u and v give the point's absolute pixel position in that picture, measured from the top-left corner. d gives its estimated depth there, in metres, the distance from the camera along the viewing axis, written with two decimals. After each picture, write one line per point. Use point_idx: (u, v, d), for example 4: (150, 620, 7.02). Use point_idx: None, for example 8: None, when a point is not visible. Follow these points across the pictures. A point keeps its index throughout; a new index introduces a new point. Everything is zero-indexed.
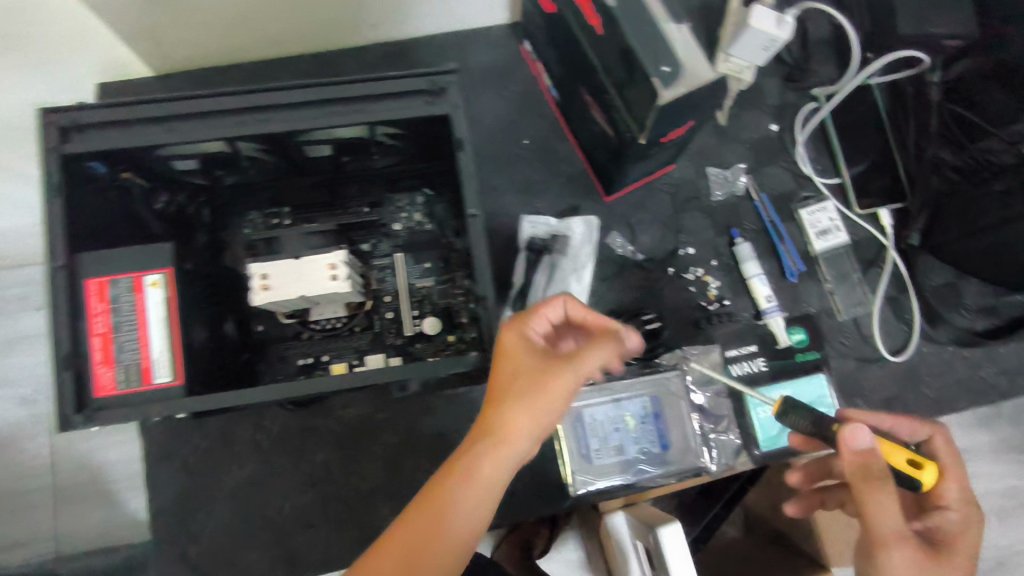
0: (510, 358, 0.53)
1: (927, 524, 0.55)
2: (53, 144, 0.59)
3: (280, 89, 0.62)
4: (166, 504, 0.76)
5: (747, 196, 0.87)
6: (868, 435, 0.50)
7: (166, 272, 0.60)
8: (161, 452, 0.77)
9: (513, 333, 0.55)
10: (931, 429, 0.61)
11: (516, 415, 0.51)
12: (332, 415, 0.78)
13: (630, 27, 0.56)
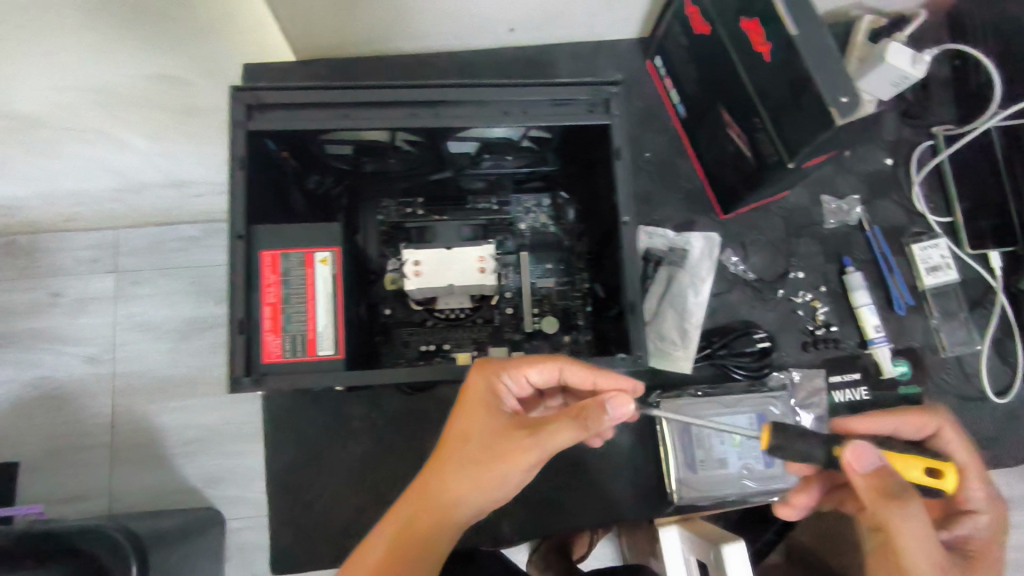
0: (472, 408, 0.65)
1: (959, 531, 0.69)
2: (239, 120, 0.62)
3: (453, 87, 0.65)
4: (281, 472, 0.79)
5: (860, 227, 0.88)
6: (872, 455, 0.60)
7: (334, 251, 0.63)
8: (280, 421, 0.79)
9: (482, 385, 0.66)
10: (936, 422, 0.73)
11: (464, 461, 0.63)
12: (447, 402, 0.81)
13: (811, 58, 0.58)
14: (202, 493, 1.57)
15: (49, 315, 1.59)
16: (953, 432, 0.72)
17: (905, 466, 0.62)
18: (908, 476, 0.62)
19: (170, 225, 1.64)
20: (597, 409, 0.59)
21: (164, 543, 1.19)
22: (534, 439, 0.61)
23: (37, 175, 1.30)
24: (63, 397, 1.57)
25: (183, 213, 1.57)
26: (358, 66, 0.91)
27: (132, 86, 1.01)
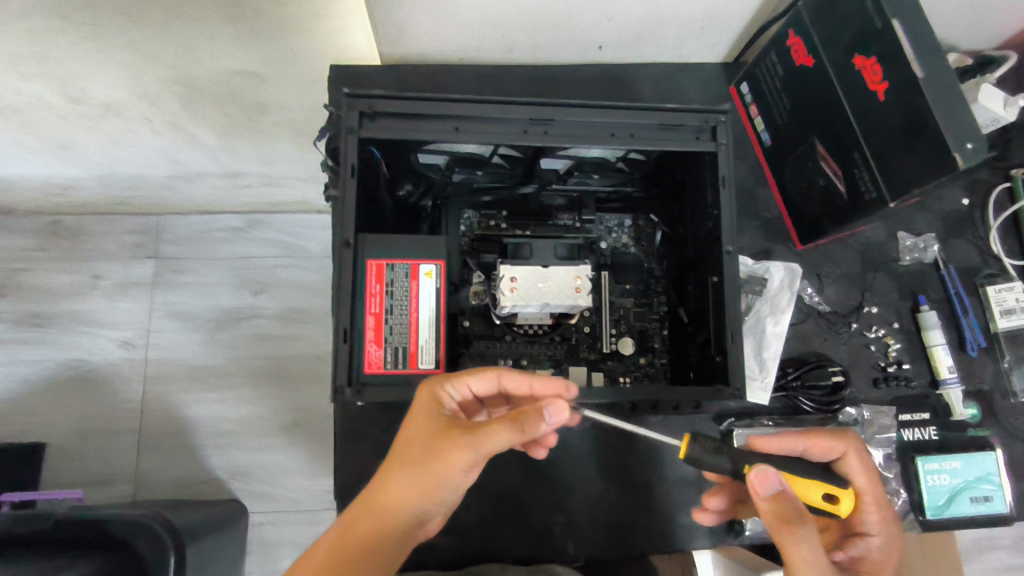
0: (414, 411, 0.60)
1: (853, 552, 0.71)
2: (354, 126, 0.62)
3: (564, 106, 0.65)
4: (349, 480, 0.78)
5: (934, 265, 0.88)
6: (776, 481, 0.61)
7: (439, 264, 0.63)
8: (351, 427, 0.79)
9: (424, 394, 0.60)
10: (845, 446, 0.71)
11: (407, 466, 0.58)
12: None
13: (936, 100, 0.58)
14: (224, 485, 1.53)
15: (89, 297, 1.59)
16: (859, 457, 0.71)
17: (807, 490, 0.65)
18: (809, 499, 0.65)
19: (215, 215, 1.64)
20: (534, 416, 0.54)
21: (196, 532, 1.18)
22: (468, 442, 0.56)
23: (95, 157, 1.31)
24: (96, 380, 1.56)
25: (230, 203, 1.57)
26: (445, 73, 0.91)
27: (206, 69, 1.02)
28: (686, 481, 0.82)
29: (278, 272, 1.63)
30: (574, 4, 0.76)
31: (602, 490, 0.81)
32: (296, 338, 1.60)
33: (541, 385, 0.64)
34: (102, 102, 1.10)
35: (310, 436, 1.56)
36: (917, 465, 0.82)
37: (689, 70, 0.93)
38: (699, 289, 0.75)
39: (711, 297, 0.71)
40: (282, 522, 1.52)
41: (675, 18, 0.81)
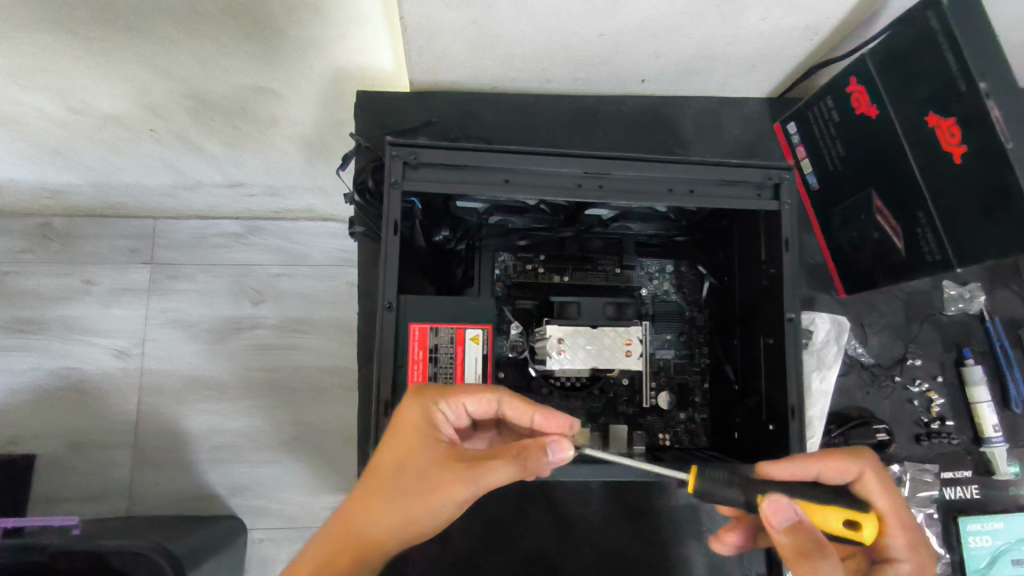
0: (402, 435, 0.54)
1: None
2: (396, 178, 0.58)
3: (623, 159, 0.61)
4: None
5: (980, 317, 0.86)
6: (791, 509, 0.52)
7: (484, 328, 0.59)
8: None
9: (412, 411, 0.54)
10: (860, 467, 0.61)
11: (395, 499, 0.54)
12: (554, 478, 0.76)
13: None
14: (223, 501, 1.44)
15: (80, 304, 1.50)
16: (880, 479, 0.60)
17: (824, 515, 0.56)
18: (828, 527, 0.55)
19: (212, 220, 1.55)
20: (537, 454, 0.52)
21: (199, 557, 1.14)
22: (468, 484, 0.53)
23: (93, 165, 1.24)
24: (86, 390, 1.47)
25: (229, 209, 1.49)
26: (479, 104, 0.86)
27: (218, 81, 0.95)
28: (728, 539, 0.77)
29: (280, 282, 1.54)
30: (621, 39, 0.73)
31: (640, 553, 0.76)
32: (298, 348, 1.51)
33: (540, 416, 0.59)
34: (104, 113, 1.04)
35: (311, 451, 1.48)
36: (959, 525, 0.80)
37: (732, 104, 0.89)
38: (747, 346, 0.71)
39: (763, 358, 0.68)
40: (282, 539, 1.44)
41: (723, 56, 0.78)
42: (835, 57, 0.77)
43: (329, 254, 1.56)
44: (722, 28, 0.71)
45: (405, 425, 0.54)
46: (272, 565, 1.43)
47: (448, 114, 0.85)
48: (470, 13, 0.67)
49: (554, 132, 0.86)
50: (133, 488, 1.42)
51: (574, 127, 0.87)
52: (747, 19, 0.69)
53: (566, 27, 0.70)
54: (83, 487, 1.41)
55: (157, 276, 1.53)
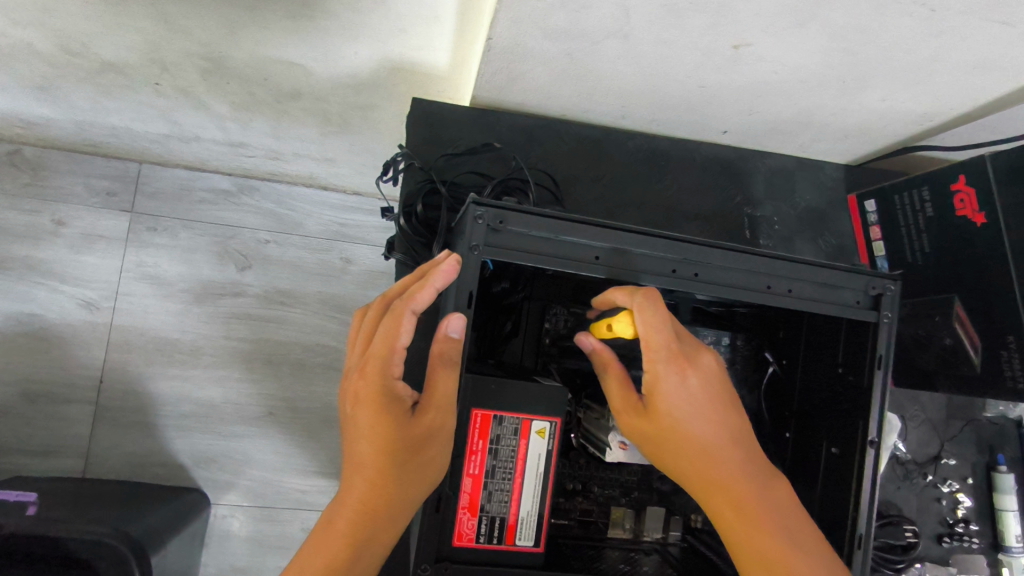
0: (362, 404, 0.51)
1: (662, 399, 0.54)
2: (476, 242, 0.51)
3: (724, 247, 0.55)
4: None
5: (1017, 422, 0.84)
6: (588, 337, 0.57)
7: (554, 420, 0.52)
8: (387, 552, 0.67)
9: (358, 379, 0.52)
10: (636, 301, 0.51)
11: (385, 457, 0.50)
12: None
13: None
14: (187, 472, 1.30)
15: (46, 245, 1.30)
16: (641, 315, 0.51)
17: (602, 326, 0.57)
18: (601, 334, 0.57)
19: (200, 172, 1.37)
20: (452, 346, 0.49)
21: (161, 542, 1.04)
22: (438, 412, 0.49)
23: (79, 104, 1.08)
24: (43, 338, 1.29)
25: (223, 164, 1.31)
26: (541, 131, 0.76)
27: (244, 39, 0.81)
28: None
29: (269, 249, 1.37)
30: (721, 93, 0.66)
31: None
32: (282, 322, 1.36)
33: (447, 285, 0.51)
34: (103, 59, 0.90)
35: (289, 428, 1.33)
36: None
37: (807, 166, 0.82)
38: (801, 446, 0.67)
39: (822, 468, 0.63)
40: (247, 517, 1.30)
41: (821, 122, 0.70)
42: (936, 145, 0.72)
43: (325, 225, 1.40)
44: (834, 101, 0.65)
45: (362, 395, 0.51)
46: (233, 545, 1.30)
47: (508, 137, 0.75)
48: (567, 47, 0.58)
49: (618, 173, 0.78)
50: (88, 457, 1.27)
51: (641, 170, 0.79)
52: (865, 97, 0.63)
53: (672, 69, 0.61)
54: (33, 448, 1.26)
55: (133, 220, 1.34)
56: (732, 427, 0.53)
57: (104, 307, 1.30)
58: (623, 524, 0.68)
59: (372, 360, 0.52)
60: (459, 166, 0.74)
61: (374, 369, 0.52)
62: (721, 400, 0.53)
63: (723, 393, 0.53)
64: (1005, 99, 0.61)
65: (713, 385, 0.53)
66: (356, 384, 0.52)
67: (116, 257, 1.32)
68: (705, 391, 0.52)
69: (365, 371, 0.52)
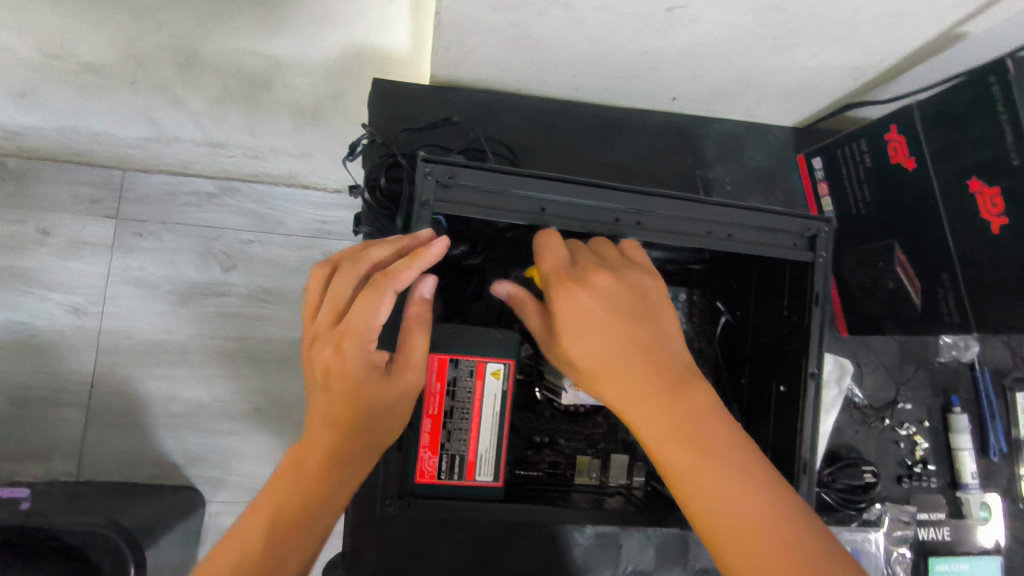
0: (336, 373, 0.52)
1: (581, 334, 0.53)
2: (426, 197, 0.54)
3: (664, 196, 0.59)
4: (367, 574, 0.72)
5: (970, 365, 0.88)
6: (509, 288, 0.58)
7: (508, 362, 0.55)
8: (371, 524, 0.72)
9: (330, 354, 0.52)
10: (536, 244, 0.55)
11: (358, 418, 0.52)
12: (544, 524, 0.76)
13: None
14: (179, 470, 1.32)
15: (32, 254, 1.31)
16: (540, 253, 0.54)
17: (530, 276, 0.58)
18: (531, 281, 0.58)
19: (181, 175, 1.38)
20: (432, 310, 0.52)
21: (154, 533, 1.06)
22: (413, 376, 0.51)
23: (57, 107, 1.10)
24: (32, 344, 1.31)
25: (205, 166, 1.32)
26: (499, 104, 0.80)
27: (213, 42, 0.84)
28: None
29: (251, 248, 1.39)
30: (665, 58, 0.69)
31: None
32: (265, 319, 1.38)
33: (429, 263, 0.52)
34: (81, 62, 0.93)
35: (277, 422, 1.36)
36: (929, 565, 0.83)
37: (757, 131, 0.86)
38: (755, 389, 0.70)
39: (773, 406, 0.67)
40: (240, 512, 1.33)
41: (763, 83, 0.74)
42: (872, 101, 0.75)
43: (306, 224, 1.41)
44: (770, 60, 0.68)
45: (337, 368, 0.52)
46: None
47: (468, 111, 0.79)
48: (512, 16, 0.61)
49: (576, 142, 0.82)
50: (82, 458, 1.29)
51: (597, 138, 0.82)
52: (799, 54, 0.67)
53: (614, 36, 0.64)
54: (27, 451, 1.29)
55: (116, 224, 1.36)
56: (646, 349, 0.50)
57: (91, 311, 1.32)
58: (591, 472, 0.71)
59: (347, 337, 0.51)
60: (420, 140, 0.77)
61: (351, 347, 0.51)
62: (628, 322, 0.51)
63: (629, 316, 0.51)
64: (928, 48, 0.64)
65: (616, 310, 0.51)
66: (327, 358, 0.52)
67: (101, 261, 1.34)
68: (608, 318, 0.50)
69: (339, 347, 0.52)
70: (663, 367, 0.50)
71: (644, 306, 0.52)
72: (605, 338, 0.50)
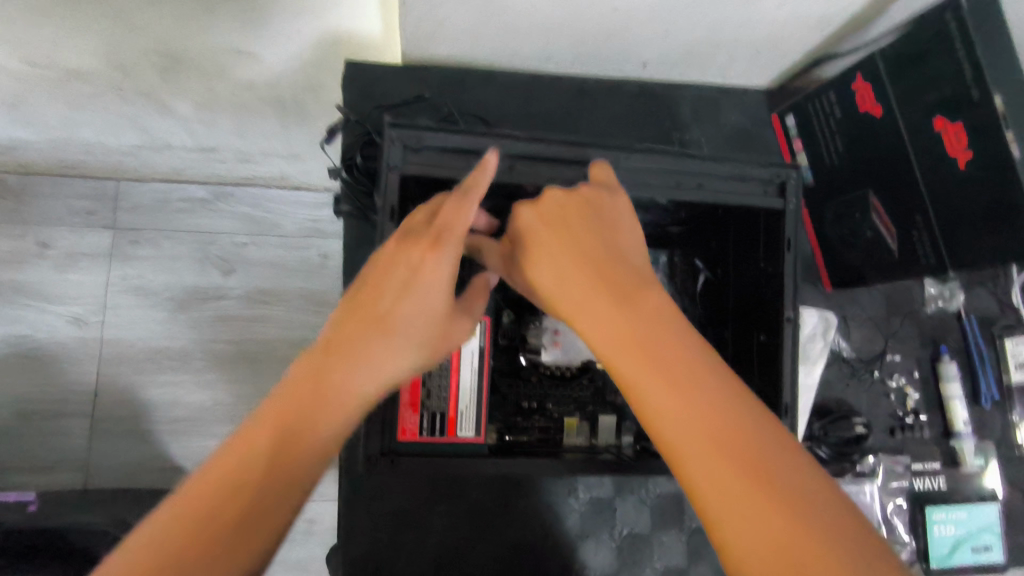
0: (417, 278, 0.51)
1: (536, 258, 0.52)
2: (394, 162, 0.55)
3: (628, 149, 0.60)
4: (364, 547, 0.73)
5: (957, 314, 0.88)
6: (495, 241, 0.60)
7: (483, 321, 0.59)
8: (366, 496, 0.73)
9: (421, 253, 0.51)
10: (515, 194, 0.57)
11: (406, 340, 0.51)
12: (537, 490, 0.76)
13: (1004, 185, 0.56)
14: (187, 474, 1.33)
15: (31, 267, 1.31)
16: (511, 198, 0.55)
17: None
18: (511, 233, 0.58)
19: (174, 182, 1.36)
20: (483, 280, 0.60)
21: None
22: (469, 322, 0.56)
23: (50, 123, 1.04)
24: (35, 358, 1.31)
25: (197, 172, 1.29)
26: (471, 79, 0.81)
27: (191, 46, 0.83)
28: (676, 568, 0.78)
29: (247, 251, 1.39)
30: (633, 20, 0.69)
31: (587, 551, 0.77)
32: (264, 321, 1.38)
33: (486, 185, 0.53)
34: None
35: None
36: (925, 515, 0.83)
37: (731, 93, 0.87)
38: (738, 343, 0.71)
39: (756, 355, 0.67)
40: None
41: (733, 41, 0.74)
42: (839, 53, 0.76)
43: (300, 224, 1.40)
44: (739, 15, 0.68)
45: (425, 273, 0.51)
46: None
47: (440, 87, 0.80)
48: None
49: (549, 113, 0.83)
50: (90, 469, 1.30)
51: (571, 108, 0.83)
52: (765, 7, 0.67)
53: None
54: (36, 465, 1.29)
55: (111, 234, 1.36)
56: (606, 264, 0.48)
57: (91, 321, 1.32)
58: (580, 434, 0.72)
59: (444, 238, 0.52)
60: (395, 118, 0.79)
61: (448, 246, 0.51)
62: (589, 239, 0.49)
63: (591, 234, 0.50)
64: None
65: (577, 228, 0.50)
66: (420, 256, 0.51)
67: (97, 272, 1.33)
68: (568, 234, 0.50)
69: (435, 246, 0.51)
70: (624, 277, 0.48)
71: (610, 230, 0.51)
72: (562, 252, 0.49)
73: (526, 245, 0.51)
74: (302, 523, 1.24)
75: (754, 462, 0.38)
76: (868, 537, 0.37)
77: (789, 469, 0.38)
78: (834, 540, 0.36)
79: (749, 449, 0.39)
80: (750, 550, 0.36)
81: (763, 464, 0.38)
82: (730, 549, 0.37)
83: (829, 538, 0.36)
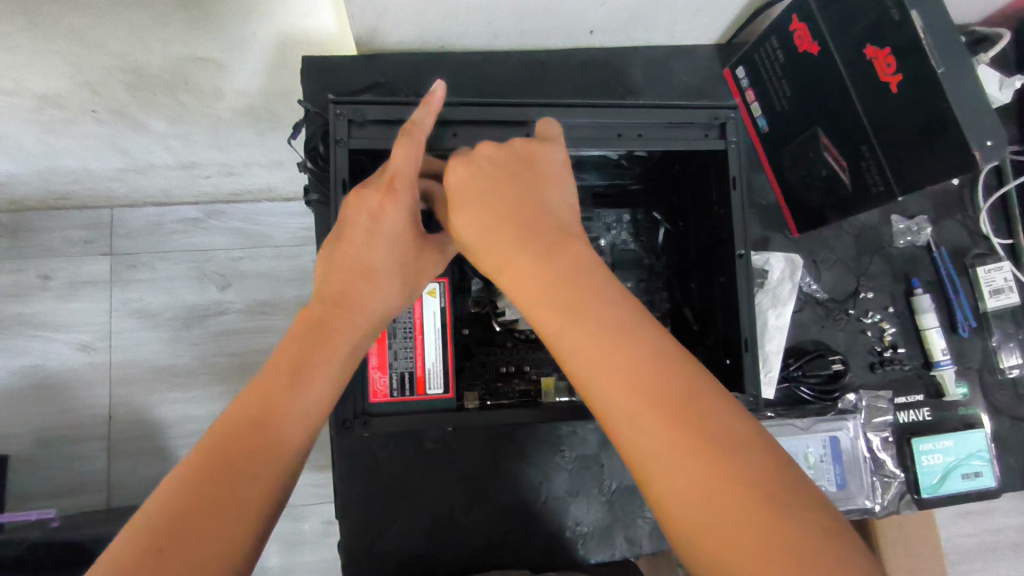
0: (377, 224, 0.56)
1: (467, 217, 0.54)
2: (341, 136, 0.58)
3: (569, 107, 0.62)
4: (363, 522, 0.76)
5: (927, 248, 0.88)
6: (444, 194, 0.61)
7: (442, 282, 0.64)
8: (361, 471, 0.76)
9: (377, 198, 0.55)
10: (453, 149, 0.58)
11: (369, 287, 0.56)
12: (525, 454, 0.78)
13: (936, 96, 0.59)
14: None
15: (36, 299, 1.34)
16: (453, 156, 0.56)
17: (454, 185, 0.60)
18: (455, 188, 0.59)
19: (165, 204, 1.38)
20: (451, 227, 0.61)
21: None
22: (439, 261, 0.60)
23: (33, 151, 1.06)
24: (48, 387, 1.34)
25: (186, 192, 1.32)
26: (425, 64, 0.83)
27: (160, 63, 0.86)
28: None
29: (241, 265, 1.40)
30: None
31: (579, 508, 0.79)
32: (266, 331, 1.40)
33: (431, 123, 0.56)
34: None
35: None
36: (912, 446, 0.84)
37: (681, 53, 0.89)
38: (703, 289, 0.72)
39: (718, 295, 0.69)
40: None
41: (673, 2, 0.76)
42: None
43: (292, 233, 1.42)
44: None
45: (385, 218, 0.56)
46: None
47: (395, 75, 0.83)
48: None
49: (502, 87, 0.85)
50: (111, 491, 1.32)
51: (525, 81, 0.86)
52: None
53: None
54: (58, 492, 1.31)
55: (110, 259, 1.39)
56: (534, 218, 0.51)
57: (98, 346, 1.35)
58: (558, 394, 0.73)
59: (398, 180, 0.55)
60: None
61: (403, 186, 0.55)
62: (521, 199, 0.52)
63: (523, 194, 0.52)
64: None
65: (507, 192, 0.53)
66: (377, 201, 0.55)
67: (99, 297, 1.36)
68: (498, 198, 0.52)
69: (390, 190, 0.55)
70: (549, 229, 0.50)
71: (544, 193, 0.54)
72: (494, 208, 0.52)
73: (459, 201, 0.54)
74: (319, 523, 1.26)
75: (686, 418, 0.40)
76: (804, 492, 0.38)
77: (721, 425, 0.40)
78: (767, 495, 0.37)
79: (683, 411, 0.40)
80: (677, 498, 0.38)
81: (696, 420, 0.40)
82: (661, 498, 0.39)
83: (745, 479, 0.38)
